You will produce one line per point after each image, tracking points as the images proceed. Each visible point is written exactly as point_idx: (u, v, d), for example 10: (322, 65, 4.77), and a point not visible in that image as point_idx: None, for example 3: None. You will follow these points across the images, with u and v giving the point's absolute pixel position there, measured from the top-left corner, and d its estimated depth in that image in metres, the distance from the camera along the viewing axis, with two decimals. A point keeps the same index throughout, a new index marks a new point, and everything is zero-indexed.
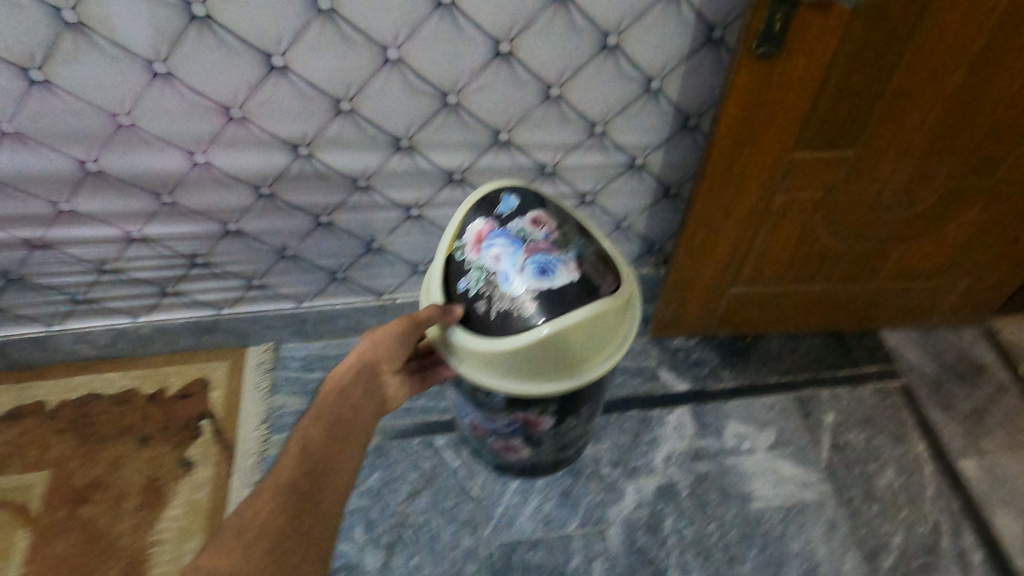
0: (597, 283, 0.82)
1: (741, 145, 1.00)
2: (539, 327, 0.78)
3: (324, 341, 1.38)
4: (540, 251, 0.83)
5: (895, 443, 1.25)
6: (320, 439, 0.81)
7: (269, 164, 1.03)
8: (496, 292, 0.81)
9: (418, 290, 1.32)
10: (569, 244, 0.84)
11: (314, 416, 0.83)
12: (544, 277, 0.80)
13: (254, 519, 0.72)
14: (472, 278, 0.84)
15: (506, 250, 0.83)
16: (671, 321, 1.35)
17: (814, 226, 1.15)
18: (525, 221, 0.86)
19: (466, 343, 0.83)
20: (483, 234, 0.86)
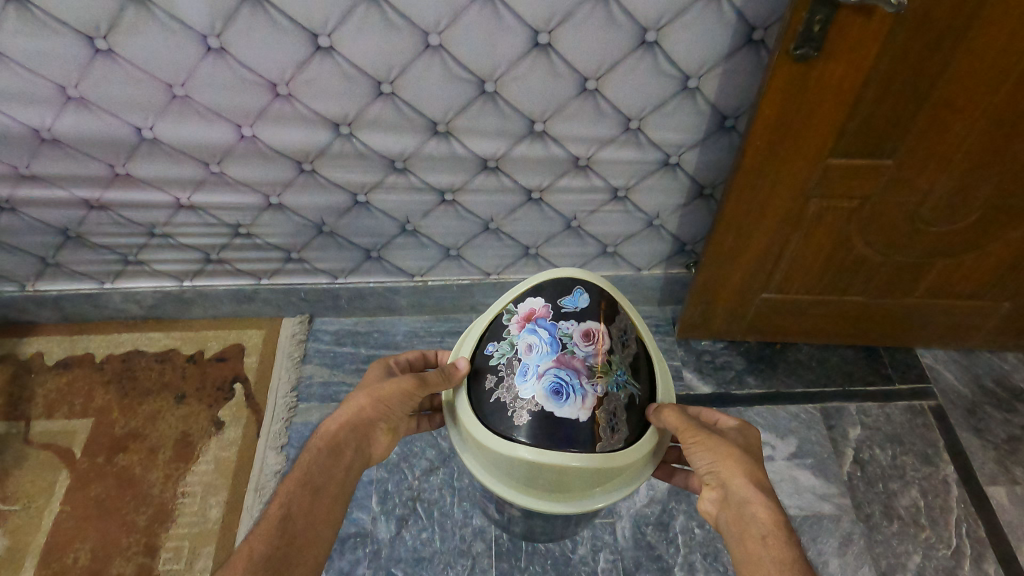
0: (599, 430, 0.93)
1: (776, 147, 0.99)
2: (524, 448, 0.91)
3: (356, 317, 1.42)
4: (569, 368, 0.95)
5: (922, 462, 1.21)
6: (301, 504, 0.86)
7: (312, 142, 1.07)
8: (510, 375, 0.97)
9: (450, 273, 1.34)
10: (602, 375, 0.96)
11: (296, 480, 0.88)
12: (553, 395, 0.92)
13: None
14: (502, 347, 1.01)
15: (543, 347, 0.97)
16: (698, 323, 1.34)
17: (849, 235, 1.13)
18: (577, 329, 0.98)
19: (472, 423, 0.97)
20: (536, 318, 1.01)
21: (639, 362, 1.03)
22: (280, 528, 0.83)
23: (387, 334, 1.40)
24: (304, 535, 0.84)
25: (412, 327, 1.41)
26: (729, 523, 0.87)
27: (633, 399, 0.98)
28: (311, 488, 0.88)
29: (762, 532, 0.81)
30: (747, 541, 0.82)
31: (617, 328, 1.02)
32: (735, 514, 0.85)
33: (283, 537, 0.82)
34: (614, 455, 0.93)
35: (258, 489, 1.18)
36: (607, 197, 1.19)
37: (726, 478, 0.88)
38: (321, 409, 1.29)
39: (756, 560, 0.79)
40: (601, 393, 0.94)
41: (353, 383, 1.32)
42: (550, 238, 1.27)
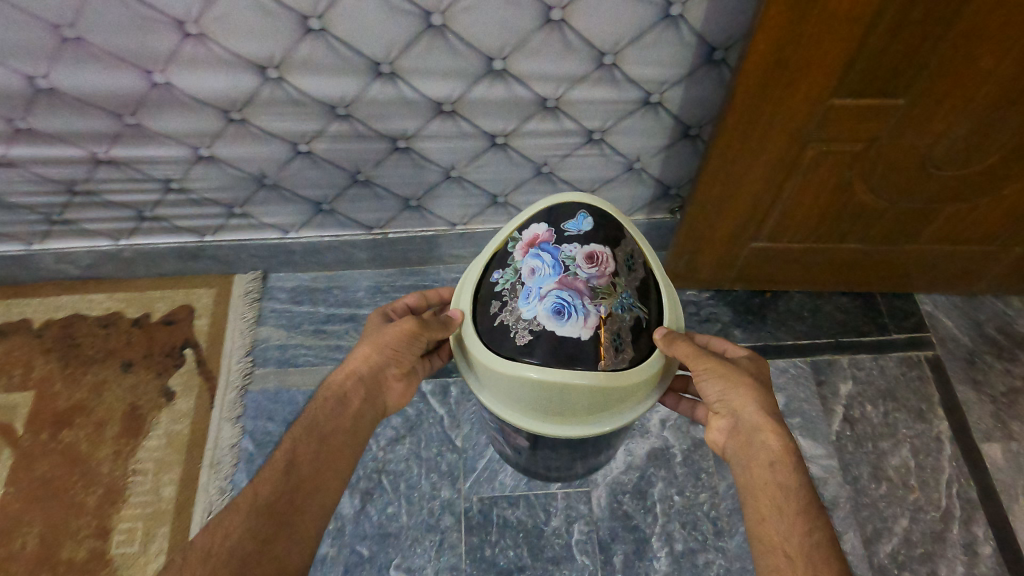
0: (605, 347, 0.91)
1: (771, 86, 0.86)
2: (530, 367, 0.90)
3: (314, 273, 1.31)
4: (570, 289, 0.93)
5: (914, 419, 1.15)
6: (303, 457, 0.90)
7: (236, 88, 0.93)
8: (512, 301, 0.95)
9: (411, 225, 1.22)
10: (607, 296, 0.93)
11: (302, 434, 0.92)
12: (554, 314, 0.91)
13: (237, 518, 0.83)
14: (504, 275, 0.98)
15: (545, 269, 0.95)
16: (684, 272, 1.24)
17: (850, 180, 1.01)
18: (580, 252, 0.96)
19: (475, 344, 0.96)
20: (539, 243, 0.98)
21: (646, 288, 1.00)
22: (277, 484, 0.86)
23: (347, 291, 1.29)
24: (302, 491, 0.87)
25: (374, 282, 1.30)
26: (738, 446, 0.94)
27: (640, 321, 0.96)
28: (315, 442, 0.92)
29: (770, 460, 0.89)
30: (755, 467, 0.90)
31: (622, 253, 0.99)
32: (744, 442, 0.92)
33: (281, 495, 0.85)
34: (623, 371, 0.92)
35: (214, 464, 1.11)
36: (580, 141, 1.06)
37: (736, 407, 0.94)
38: (278, 375, 1.20)
39: (766, 488, 0.88)
40: (605, 311, 0.92)
41: (312, 346, 1.23)
42: (520, 185, 1.15)
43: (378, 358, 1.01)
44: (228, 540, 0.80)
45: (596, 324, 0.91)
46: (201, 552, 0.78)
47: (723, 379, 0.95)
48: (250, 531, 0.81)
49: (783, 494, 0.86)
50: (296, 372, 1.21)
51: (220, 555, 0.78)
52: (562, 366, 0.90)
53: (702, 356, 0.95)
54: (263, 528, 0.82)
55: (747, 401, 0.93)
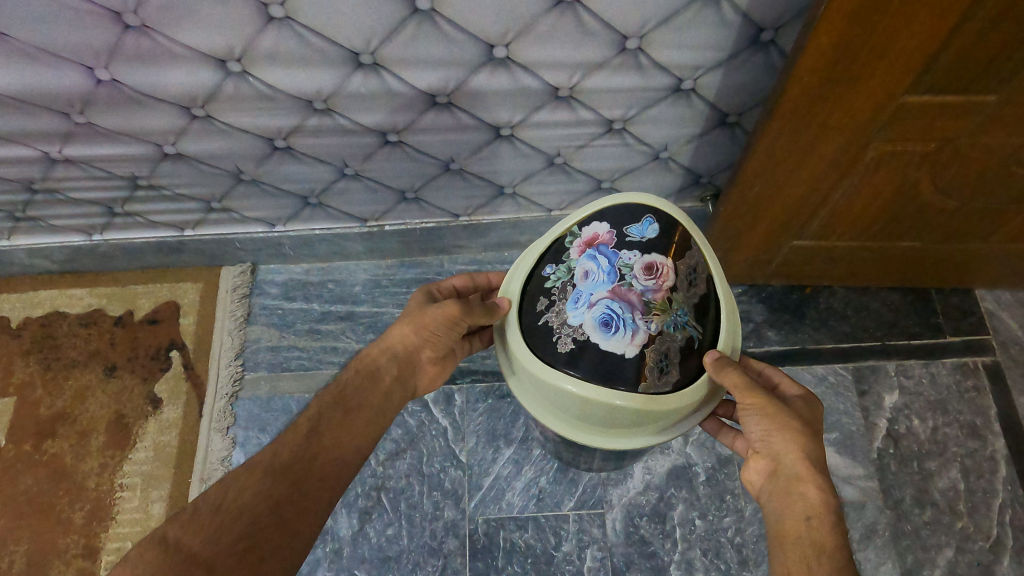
0: (647, 368, 0.89)
1: (832, 83, 0.70)
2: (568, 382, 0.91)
3: (307, 264, 1.21)
4: (622, 299, 0.90)
5: (967, 436, 1.04)
6: (322, 432, 0.85)
7: (195, 84, 0.79)
8: (561, 302, 0.94)
9: (410, 217, 1.10)
10: (659, 314, 0.89)
11: (321, 412, 0.86)
12: (599, 323, 0.89)
13: (241, 485, 0.77)
14: (558, 270, 0.97)
15: (599, 275, 0.92)
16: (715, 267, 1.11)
17: (917, 181, 0.86)
18: (640, 261, 0.92)
19: (519, 344, 0.96)
20: (597, 244, 0.95)
21: (704, 305, 0.94)
22: (291, 456, 0.81)
23: (343, 285, 1.19)
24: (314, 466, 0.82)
25: (372, 274, 1.20)
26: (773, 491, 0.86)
27: (690, 342, 0.92)
28: (336, 420, 0.86)
29: (806, 511, 0.81)
30: (787, 514, 0.82)
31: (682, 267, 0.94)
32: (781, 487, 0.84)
33: (293, 467, 0.80)
34: (662, 398, 0.90)
35: (204, 479, 1.05)
36: (599, 131, 0.91)
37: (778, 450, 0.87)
38: (271, 380, 1.12)
39: (794, 540, 0.79)
40: (654, 333, 0.89)
41: (306, 348, 1.14)
42: (530, 176, 1.01)
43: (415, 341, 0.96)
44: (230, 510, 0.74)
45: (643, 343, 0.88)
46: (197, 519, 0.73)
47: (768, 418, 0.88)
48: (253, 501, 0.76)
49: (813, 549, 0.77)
50: (288, 377, 1.12)
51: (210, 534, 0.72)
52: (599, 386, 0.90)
53: (749, 391, 0.89)
54: (267, 499, 0.77)
55: (791, 447, 0.86)
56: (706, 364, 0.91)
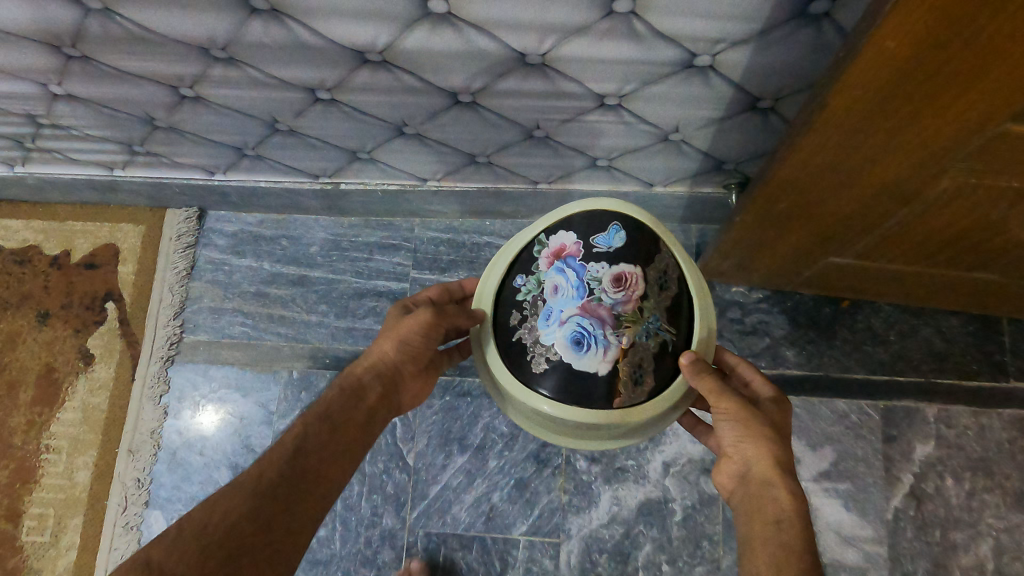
0: (623, 383, 0.70)
1: (898, 98, 0.48)
2: (542, 399, 0.71)
3: (261, 214, 1.05)
4: (594, 316, 0.70)
5: (1010, 507, 0.86)
6: (301, 459, 0.66)
7: (52, 20, 0.61)
8: (534, 319, 0.73)
9: (368, 177, 0.92)
10: (629, 325, 0.70)
11: (299, 437, 0.67)
12: (575, 344, 0.70)
13: (198, 535, 0.59)
14: (528, 283, 0.75)
15: (568, 290, 0.72)
16: (731, 270, 0.91)
17: (1005, 217, 0.63)
18: (607, 274, 0.71)
19: (491, 354, 0.76)
20: (564, 255, 0.74)
21: (678, 304, 0.74)
22: (261, 492, 0.63)
23: (298, 243, 1.04)
24: (289, 504, 0.64)
25: (331, 233, 1.04)
26: (745, 501, 0.69)
27: (667, 346, 0.72)
28: (317, 445, 0.68)
29: (779, 528, 0.65)
30: (756, 531, 0.66)
31: (657, 268, 0.73)
32: (754, 497, 0.68)
33: (262, 505, 0.62)
34: (646, 400, 0.71)
35: (132, 451, 0.97)
36: (588, 106, 0.70)
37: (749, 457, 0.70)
38: (210, 347, 1.01)
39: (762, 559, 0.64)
40: (626, 344, 0.69)
41: (252, 314, 1.01)
42: (505, 147, 0.81)
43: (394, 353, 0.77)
44: (180, 569, 0.56)
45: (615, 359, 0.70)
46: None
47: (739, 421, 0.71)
48: (212, 555, 0.58)
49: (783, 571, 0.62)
50: (230, 345, 1.01)
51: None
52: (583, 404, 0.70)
53: (719, 392, 0.71)
54: (228, 552, 0.59)
55: (764, 455, 0.69)
56: (683, 369, 0.72)
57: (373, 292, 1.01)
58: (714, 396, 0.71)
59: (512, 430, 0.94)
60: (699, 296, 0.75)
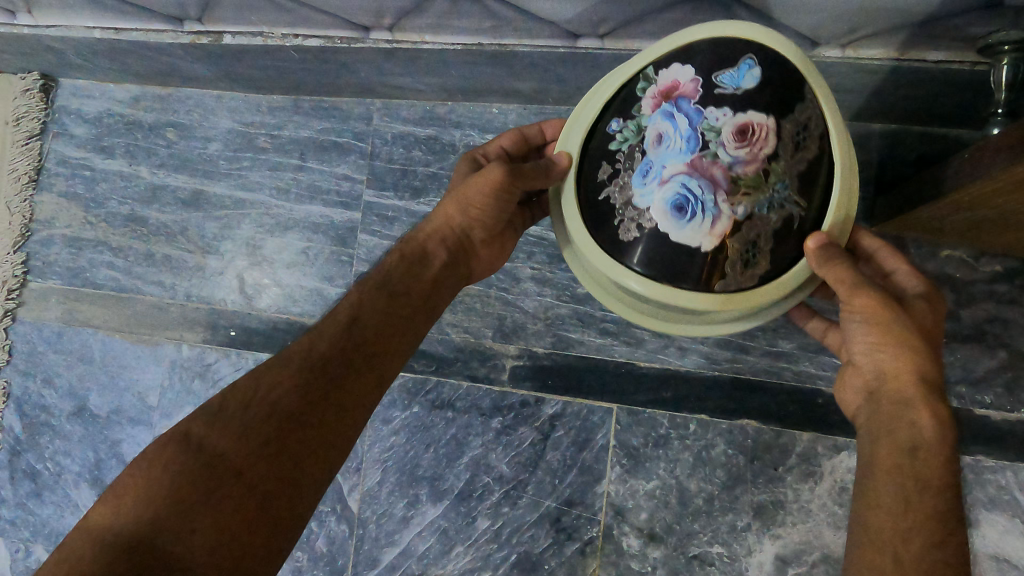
0: (724, 265, 0.34)
1: None
2: (635, 273, 0.36)
3: (137, 88, 0.65)
4: (703, 177, 0.33)
5: None
6: (366, 318, 0.39)
7: None
8: (623, 175, 0.36)
9: (264, 20, 0.49)
10: (748, 193, 0.33)
11: (351, 307, 0.39)
12: (667, 218, 0.34)
13: (240, 412, 0.34)
14: (625, 127, 0.37)
15: (673, 136, 0.34)
16: (952, 228, 0.46)
17: None
18: (735, 116, 0.33)
19: (568, 194, 0.39)
20: (679, 92, 0.35)
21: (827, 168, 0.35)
22: (313, 363, 0.36)
23: (191, 137, 0.64)
24: (353, 382, 0.37)
25: (242, 121, 0.63)
26: (865, 427, 0.37)
27: (789, 227, 0.35)
28: (380, 306, 0.40)
29: (919, 471, 0.33)
30: (877, 470, 0.34)
31: (801, 113, 0.34)
32: (884, 413, 0.35)
33: (319, 379, 0.36)
34: (773, 280, 0.36)
35: None
36: None
37: (881, 365, 0.36)
38: (66, 300, 0.65)
39: (883, 512, 0.33)
40: (737, 218, 0.34)
41: (125, 250, 0.65)
42: None
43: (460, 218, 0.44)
44: (233, 454, 0.33)
45: (723, 242, 0.34)
46: (176, 464, 0.32)
47: (872, 317, 0.35)
48: (263, 439, 0.33)
49: (922, 537, 0.31)
50: (93, 298, 0.65)
51: (198, 508, 0.31)
52: (704, 290, 0.35)
53: (856, 281, 0.35)
54: (281, 439, 0.33)
55: (912, 359, 0.35)
56: (809, 256, 0.35)
57: (304, 223, 0.61)
58: (844, 288, 0.35)
59: (517, 473, 0.56)
60: (853, 154, 0.36)
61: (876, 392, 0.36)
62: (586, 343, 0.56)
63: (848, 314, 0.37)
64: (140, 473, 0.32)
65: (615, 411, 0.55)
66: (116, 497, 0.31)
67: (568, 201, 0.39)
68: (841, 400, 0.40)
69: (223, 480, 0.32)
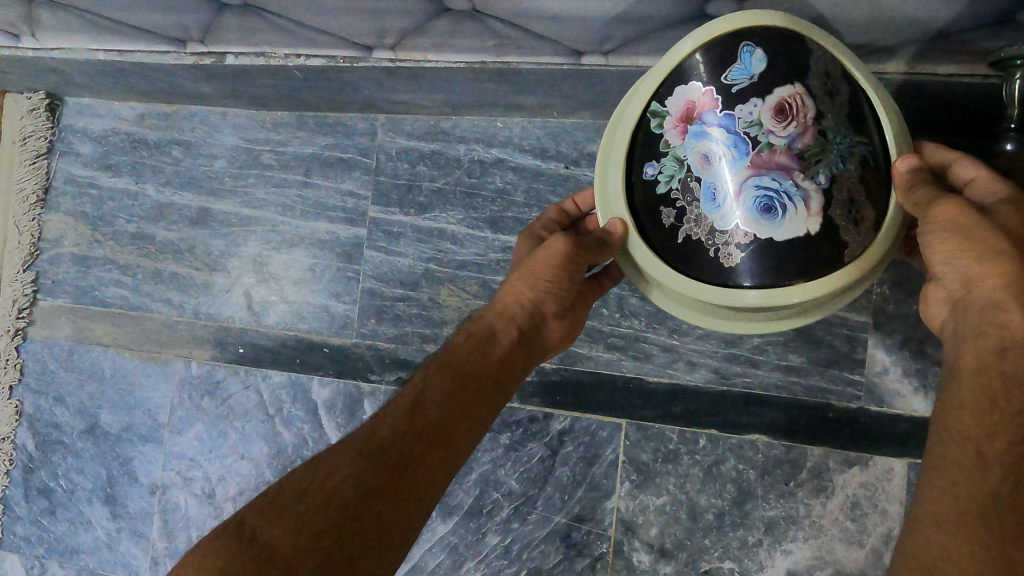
0: (838, 235, 0.35)
1: None
2: (750, 290, 0.37)
3: (141, 107, 0.65)
4: (771, 168, 0.35)
5: None
6: (428, 401, 0.40)
7: None
8: (691, 210, 0.37)
9: (267, 40, 0.49)
10: (818, 158, 0.35)
11: (415, 391, 0.41)
12: (762, 223, 0.36)
13: (294, 503, 0.36)
14: (663, 166, 0.38)
15: (718, 151, 0.36)
16: None
17: None
18: (766, 103, 0.35)
19: (639, 252, 0.40)
20: (699, 111, 0.37)
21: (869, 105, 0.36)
22: (372, 451, 0.38)
23: (197, 155, 0.64)
24: (415, 468, 0.38)
25: (246, 138, 0.63)
26: (954, 328, 0.35)
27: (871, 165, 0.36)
28: (439, 390, 0.41)
29: (1005, 370, 0.31)
30: (961, 372, 0.33)
31: (817, 66, 0.35)
32: (970, 319, 0.33)
33: (378, 468, 0.37)
34: (881, 229, 0.36)
35: None
36: None
37: (964, 272, 0.33)
38: (76, 318, 0.66)
39: (967, 411, 0.32)
40: (823, 187, 0.35)
41: (133, 268, 0.65)
42: None
43: (529, 294, 0.44)
44: (284, 548, 0.34)
45: (825, 216, 0.35)
46: (236, 560, 0.34)
47: (950, 224, 0.33)
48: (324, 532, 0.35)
49: (1008, 437, 0.30)
50: (102, 316, 0.65)
51: None
52: (829, 273, 0.36)
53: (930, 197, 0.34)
54: (337, 531, 0.35)
55: (995, 266, 0.32)
56: (899, 181, 0.36)
57: (309, 240, 0.61)
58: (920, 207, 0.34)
59: (527, 489, 0.56)
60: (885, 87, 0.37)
61: (962, 299, 0.34)
62: (594, 358, 0.56)
63: (926, 225, 0.35)
64: (207, 568, 0.34)
65: (624, 426, 0.55)
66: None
67: (645, 251, 0.40)
68: (926, 316, 0.38)
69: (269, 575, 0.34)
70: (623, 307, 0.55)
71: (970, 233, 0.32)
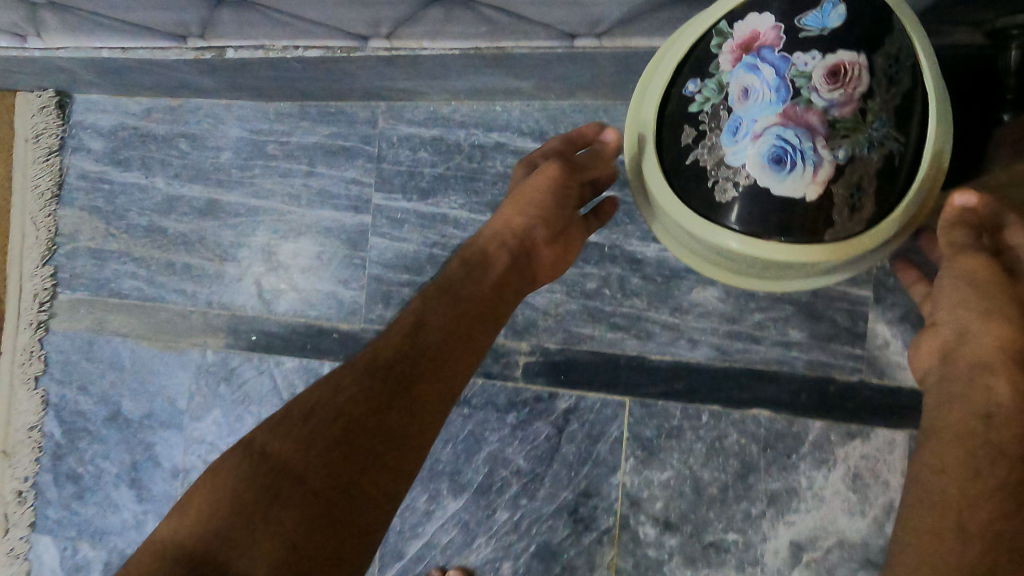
0: (832, 212, 0.36)
1: None
2: (734, 234, 0.37)
3: (148, 102, 0.66)
4: (799, 124, 0.35)
5: None
6: (430, 319, 0.40)
7: None
8: (710, 136, 0.37)
9: (266, 32, 0.50)
10: (848, 134, 0.35)
11: (415, 313, 0.41)
12: (767, 171, 0.35)
13: (310, 411, 0.35)
14: (704, 87, 0.38)
15: (760, 89, 0.36)
16: None
17: None
18: (824, 59, 0.35)
19: (650, 172, 0.40)
20: (759, 42, 0.37)
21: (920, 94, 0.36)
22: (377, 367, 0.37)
23: (203, 147, 0.65)
24: (421, 382, 0.37)
25: (250, 130, 0.64)
26: (938, 381, 0.39)
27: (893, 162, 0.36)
28: (442, 310, 0.40)
29: (992, 439, 0.35)
30: (945, 434, 0.37)
31: (890, 44, 0.35)
32: (958, 376, 0.37)
33: (383, 382, 0.37)
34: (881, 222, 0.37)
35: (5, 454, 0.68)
36: None
37: (964, 324, 0.37)
38: (95, 310, 0.68)
39: (949, 477, 0.36)
40: (839, 162, 0.35)
41: (146, 260, 0.67)
42: None
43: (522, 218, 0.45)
44: (299, 452, 0.34)
45: (827, 190, 0.35)
46: (243, 471, 0.33)
47: (967, 279, 0.37)
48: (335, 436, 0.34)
49: (990, 498, 0.34)
50: (120, 306, 0.67)
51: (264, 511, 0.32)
52: (810, 242, 0.36)
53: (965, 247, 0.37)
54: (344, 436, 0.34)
55: (994, 327, 0.35)
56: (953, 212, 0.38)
57: (315, 228, 0.62)
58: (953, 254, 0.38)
59: (534, 466, 0.57)
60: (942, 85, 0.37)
61: (953, 354, 0.38)
62: (597, 338, 0.57)
63: (947, 269, 0.38)
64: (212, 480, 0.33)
65: (628, 403, 0.56)
66: (184, 510, 0.32)
67: (656, 167, 0.40)
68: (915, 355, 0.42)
69: (290, 478, 0.33)
70: (624, 287, 0.56)
71: (989, 289, 0.36)
